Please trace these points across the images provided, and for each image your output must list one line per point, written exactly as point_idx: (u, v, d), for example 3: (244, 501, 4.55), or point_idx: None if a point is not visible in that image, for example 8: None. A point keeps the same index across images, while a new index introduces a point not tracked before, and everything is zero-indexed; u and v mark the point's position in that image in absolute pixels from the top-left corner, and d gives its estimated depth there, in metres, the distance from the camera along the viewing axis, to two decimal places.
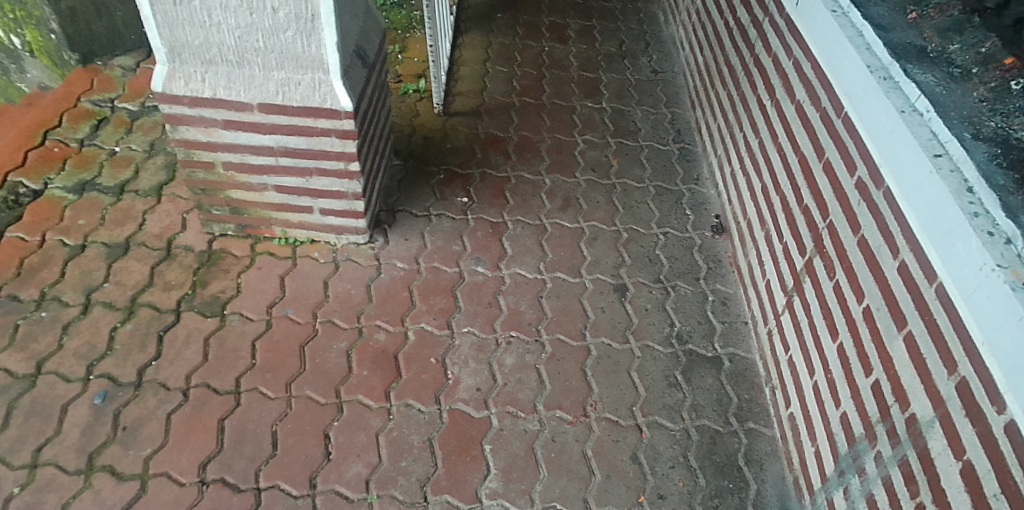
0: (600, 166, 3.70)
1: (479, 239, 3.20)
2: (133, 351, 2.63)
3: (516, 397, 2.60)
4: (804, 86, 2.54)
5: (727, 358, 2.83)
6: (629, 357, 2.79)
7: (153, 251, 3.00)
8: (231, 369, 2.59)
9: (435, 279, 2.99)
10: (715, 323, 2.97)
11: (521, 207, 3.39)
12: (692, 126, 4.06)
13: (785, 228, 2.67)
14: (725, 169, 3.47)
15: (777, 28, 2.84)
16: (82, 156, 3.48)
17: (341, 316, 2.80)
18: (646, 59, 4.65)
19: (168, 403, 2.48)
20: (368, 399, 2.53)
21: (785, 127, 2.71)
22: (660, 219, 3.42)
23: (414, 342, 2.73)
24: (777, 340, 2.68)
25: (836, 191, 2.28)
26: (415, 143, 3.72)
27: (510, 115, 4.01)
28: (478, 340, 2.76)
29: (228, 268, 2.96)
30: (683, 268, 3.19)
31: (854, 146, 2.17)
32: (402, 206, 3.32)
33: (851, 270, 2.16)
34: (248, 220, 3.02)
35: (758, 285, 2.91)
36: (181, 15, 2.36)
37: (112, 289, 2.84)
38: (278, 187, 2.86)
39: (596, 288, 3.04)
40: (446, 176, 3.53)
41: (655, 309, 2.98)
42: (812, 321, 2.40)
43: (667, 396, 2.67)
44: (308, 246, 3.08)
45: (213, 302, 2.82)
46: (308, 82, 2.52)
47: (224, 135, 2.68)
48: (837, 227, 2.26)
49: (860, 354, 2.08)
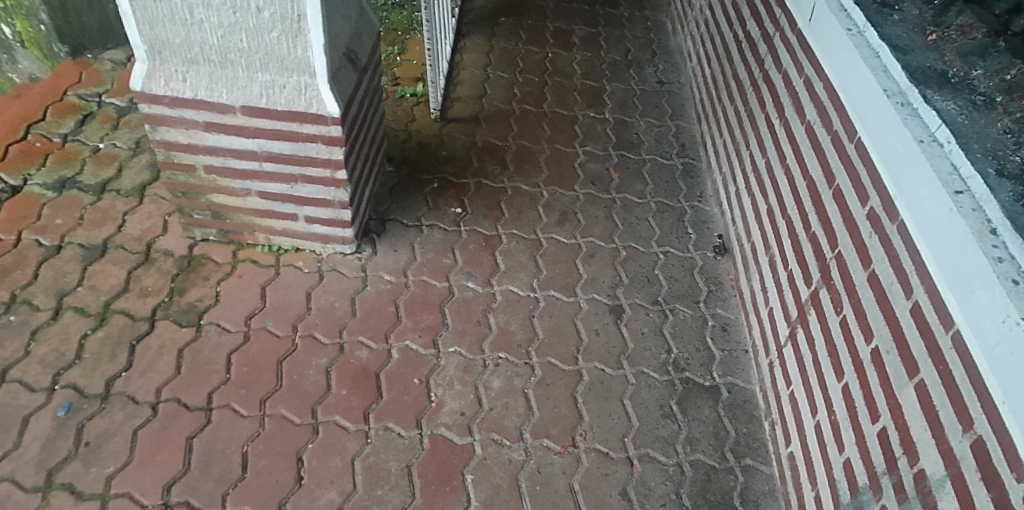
0: (601, 180, 3.58)
1: (470, 253, 3.08)
2: (102, 361, 2.50)
3: (501, 423, 2.47)
4: (815, 106, 2.41)
5: (726, 389, 2.71)
6: (622, 384, 2.66)
7: (131, 254, 2.88)
8: (204, 384, 2.47)
9: (423, 294, 2.86)
10: (715, 351, 2.85)
11: (516, 220, 3.27)
12: (697, 140, 3.94)
13: (790, 255, 2.54)
14: (730, 188, 3.34)
15: (788, 44, 2.69)
16: (65, 152, 3.36)
17: (322, 330, 2.68)
18: (652, 69, 4.52)
19: (136, 418, 2.35)
20: (345, 421, 2.41)
21: (793, 149, 2.59)
22: (660, 238, 3.30)
23: (398, 361, 2.61)
24: (779, 373, 2.55)
25: (846, 220, 2.15)
26: (410, 149, 3.60)
27: (509, 122, 3.89)
28: (464, 361, 2.64)
29: (207, 275, 2.84)
30: (683, 291, 3.07)
31: (868, 175, 2.03)
32: (393, 215, 3.20)
33: (860, 307, 2.03)
34: (230, 226, 2.90)
35: (761, 312, 2.78)
36: (161, 12, 2.25)
37: (86, 293, 2.72)
38: (262, 193, 2.74)
39: (591, 309, 2.91)
40: (440, 184, 3.41)
41: (651, 333, 2.86)
42: (817, 357, 2.27)
43: (661, 427, 2.54)
44: (293, 254, 2.95)
45: (190, 311, 2.69)
46: (293, 85, 2.39)
47: (206, 137, 2.56)
48: (846, 259, 2.13)
49: (866, 398, 1.96)
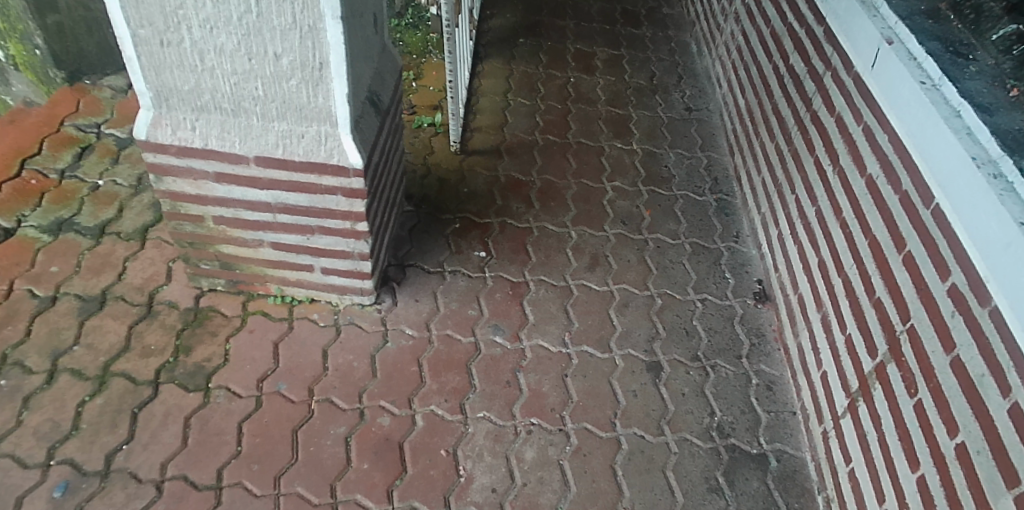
0: (631, 218, 3.39)
1: (497, 302, 2.89)
2: (101, 432, 2.33)
3: (535, 501, 2.28)
4: (879, 160, 2.28)
5: (774, 457, 2.51)
6: (664, 453, 2.46)
7: (132, 307, 2.70)
8: (214, 458, 2.29)
9: (448, 350, 2.68)
10: (760, 413, 2.63)
11: (544, 265, 3.08)
12: (730, 174, 3.74)
13: (849, 318, 2.35)
14: (771, 230, 3.14)
15: (844, 89, 2.57)
16: (62, 190, 3.17)
17: (340, 394, 2.49)
18: (679, 95, 4.33)
19: (138, 500, 2.18)
20: (367, 500, 2.23)
21: (852, 203, 2.44)
22: (696, 284, 3.09)
23: (422, 429, 2.42)
24: (836, 446, 2.35)
25: (919, 292, 1.98)
26: (429, 186, 3.41)
27: (532, 155, 3.70)
28: (494, 428, 2.45)
29: (215, 331, 2.66)
30: (723, 344, 2.85)
31: (948, 246, 1.87)
32: (413, 260, 3.01)
33: (940, 392, 1.84)
34: (240, 276, 2.72)
35: (812, 374, 2.57)
36: (170, 58, 2.09)
37: (83, 353, 2.54)
38: (276, 244, 2.56)
39: (628, 366, 2.71)
40: (462, 224, 3.23)
41: (692, 394, 2.65)
42: (884, 438, 2.07)
43: (707, 504, 2.34)
44: (307, 306, 2.77)
45: (197, 373, 2.51)
46: (312, 135, 2.24)
47: (216, 188, 2.39)
48: (921, 336, 1.94)
49: (950, 499, 1.76)
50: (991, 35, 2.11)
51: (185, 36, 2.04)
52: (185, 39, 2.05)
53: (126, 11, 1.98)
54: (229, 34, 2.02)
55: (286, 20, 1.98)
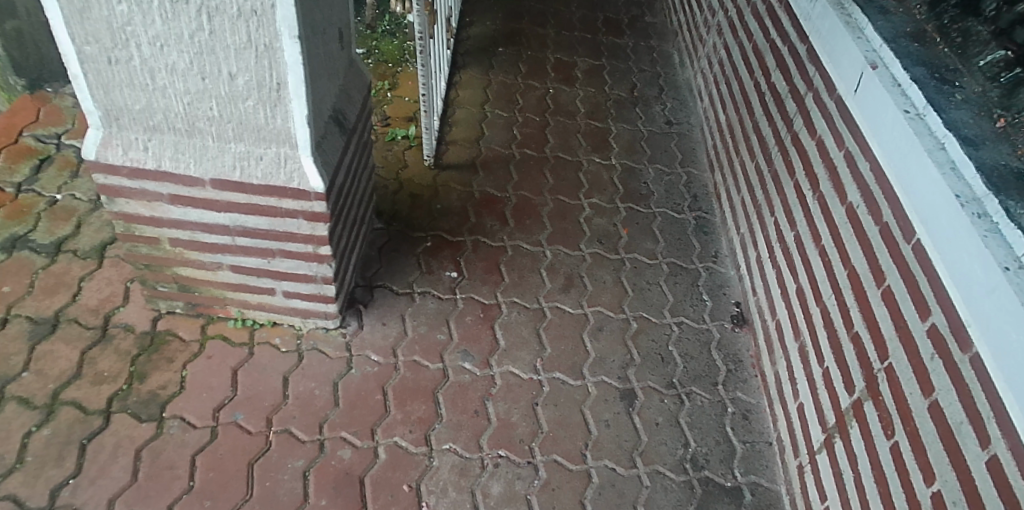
0: (608, 237, 3.31)
1: (467, 326, 2.80)
2: (47, 465, 2.21)
3: None
4: (860, 188, 2.22)
5: (749, 490, 2.42)
6: (636, 487, 2.37)
7: (86, 330, 2.58)
8: (165, 493, 2.19)
9: (414, 378, 2.59)
10: (735, 444, 2.55)
11: (517, 286, 3.00)
12: (710, 192, 3.67)
13: (827, 350, 2.29)
14: (750, 252, 3.07)
15: (825, 111, 2.51)
16: (17, 204, 3.04)
17: (300, 425, 2.40)
18: (660, 107, 4.26)
19: None
20: None
21: (831, 231, 2.38)
22: (673, 306, 3.02)
23: (385, 462, 2.33)
24: (811, 483, 2.27)
25: (898, 329, 1.92)
26: (400, 202, 3.31)
27: (508, 170, 3.61)
28: (460, 461, 2.37)
29: (172, 356, 2.54)
30: (699, 371, 2.77)
31: (929, 284, 1.81)
32: (381, 281, 2.92)
33: (917, 437, 1.78)
34: (199, 299, 2.61)
35: (788, 404, 2.50)
36: (119, 76, 1.98)
37: (32, 380, 2.42)
38: (235, 267, 2.45)
39: (600, 395, 2.63)
40: (434, 243, 3.14)
41: (667, 424, 2.57)
42: (860, 478, 2.00)
43: None
44: (269, 330, 2.67)
45: (151, 402, 2.40)
46: (271, 157, 2.13)
47: (171, 210, 2.28)
48: (899, 376, 1.88)
49: None
50: (977, 61, 2.06)
51: (134, 53, 1.93)
52: (134, 57, 1.94)
53: (70, 26, 1.87)
54: (180, 52, 1.92)
55: (241, 38, 1.88)
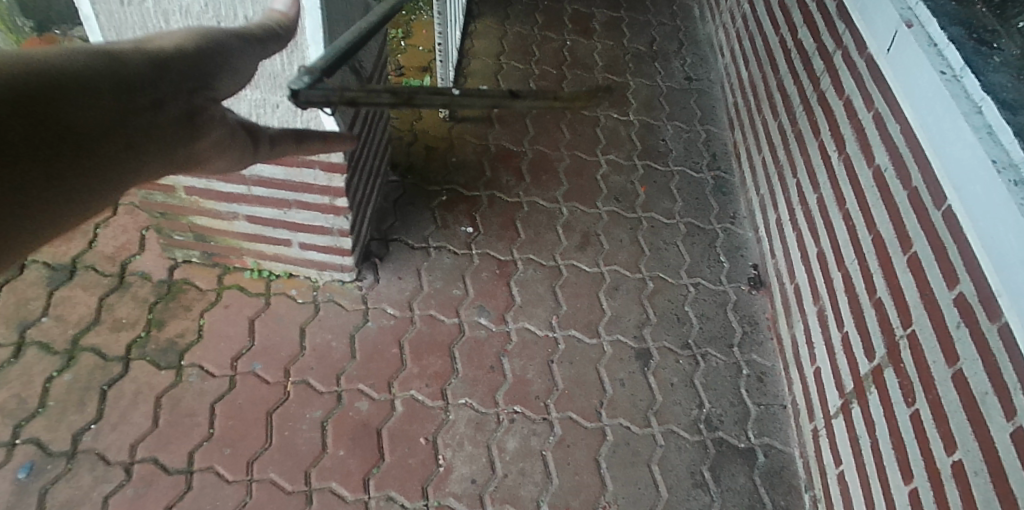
0: (625, 195, 3.27)
1: (483, 282, 2.79)
2: (69, 410, 2.24)
3: (516, 493, 2.23)
4: (889, 151, 2.16)
5: (762, 452, 2.43)
6: (650, 445, 2.39)
7: (103, 278, 2.59)
8: (185, 440, 2.21)
9: (431, 333, 2.59)
10: (750, 406, 2.56)
11: (533, 243, 2.98)
12: (729, 151, 3.60)
13: (847, 315, 2.28)
14: (770, 214, 3.03)
15: (855, 70, 2.43)
16: None
17: (318, 376, 2.41)
18: (679, 63, 4.14)
19: (105, 484, 2.10)
20: (343, 489, 2.17)
21: (856, 195, 2.33)
22: (690, 267, 2.99)
23: (402, 415, 2.35)
24: (826, 446, 2.28)
25: (923, 296, 1.89)
26: (415, 155, 3.27)
27: (524, 124, 3.54)
28: (476, 416, 2.39)
29: (189, 305, 2.55)
30: (715, 332, 2.77)
31: (958, 252, 1.78)
32: (396, 234, 2.90)
33: (939, 405, 1.77)
34: (215, 249, 2.60)
35: (805, 368, 2.50)
36: (131, 18, 1.92)
37: (52, 326, 2.44)
38: (251, 217, 2.43)
39: (616, 354, 2.63)
40: (450, 197, 3.10)
41: (681, 384, 2.58)
42: (877, 444, 2.01)
43: (691, 500, 2.27)
44: (285, 281, 2.66)
45: (169, 350, 2.41)
46: (287, 105, 2.09)
47: None
48: (922, 344, 1.87)
49: None
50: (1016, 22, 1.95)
51: None
52: None
53: None
54: None
55: None
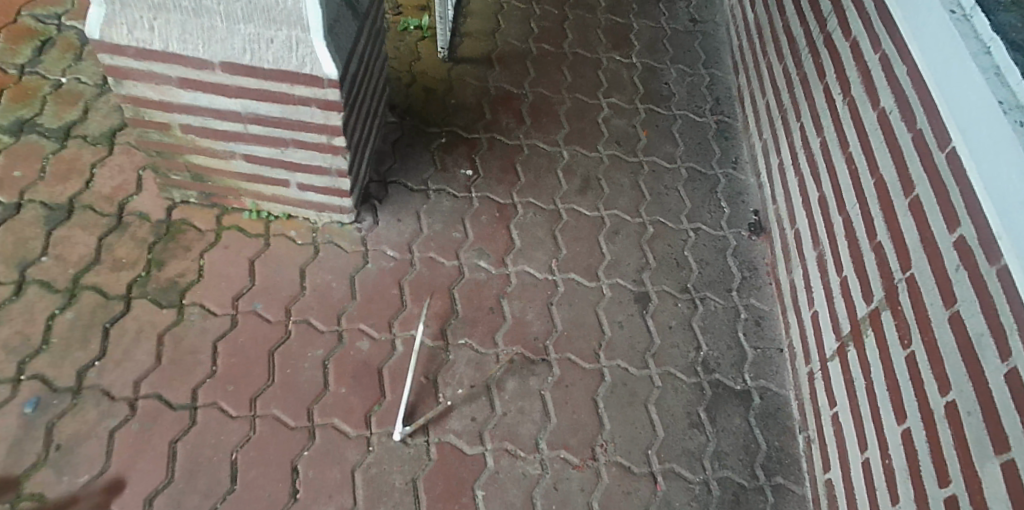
0: (626, 139, 3.23)
1: (483, 225, 2.78)
2: (72, 347, 2.26)
3: (515, 431, 2.27)
4: (894, 92, 2.13)
5: (758, 394, 2.47)
6: (647, 386, 2.42)
7: (101, 218, 2.58)
8: (189, 377, 2.24)
9: (431, 275, 2.60)
10: (747, 349, 2.58)
11: (533, 186, 2.96)
12: (733, 95, 3.54)
13: (846, 260, 2.28)
14: (772, 159, 3.00)
15: (863, 10, 2.37)
16: (22, 87, 2.95)
17: (318, 316, 2.43)
18: (684, 4, 4.03)
19: (111, 419, 2.13)
20: (345, 425, 2.21)
21: (860, 138, 2.30)
22: (690, 212, 2.98)
23: (402, 355, 2.38)
24: (821, 388, 2.32)
25: (924, 240, 1.89)
26: (414, 96, 3.21)
27: (525, 66, 3.47)
28: (476, 356, 2.42)
29: (188, 245, 2.54)
30: (714, 277, 2.78)
31: (961, 195, 1.76)
32: (395, 177, 2.87)
33: (934, 347, 1.78)
34: (213, 189, 2.58)
35: (803, 312, 2.52)
36: None
37: (52, 265, 2.44)
38: (248, 156, 2.40)
39: (615, 297, 2.65)
40: (449, 139, 3.06)
41: (679, 327, 2.60)
42: (871, 385, 2.04)
43: (687, 439, 2.32)
44: (284, 223, 2.65)
45: (170, 289, 2.42)
46: (282, 40, 2.01)
47: (181, 95, 2.20)
48: (920, 287, 1.87)
49: (935, 456, 1.72)
50: None
51: None
52: None
53: None
54: None
55: None
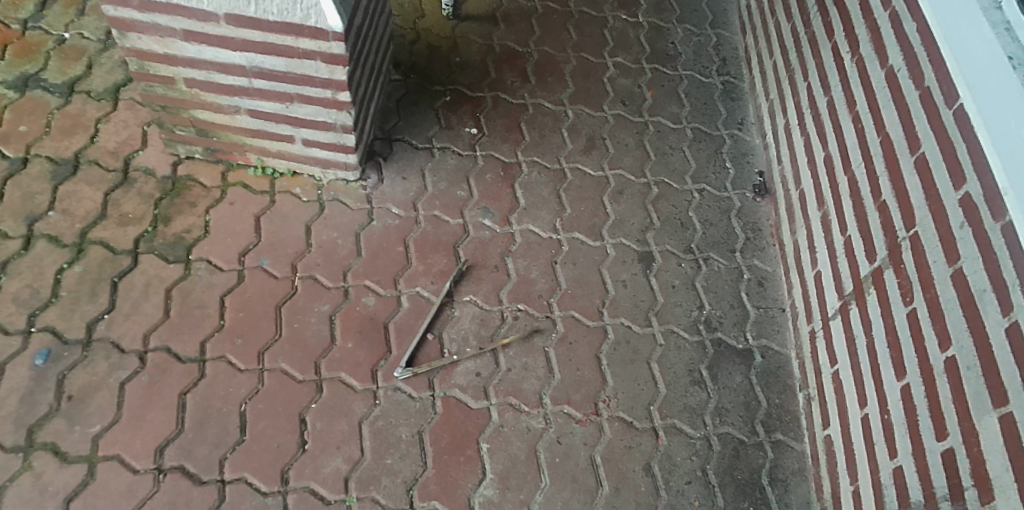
0: (632, 98, 3.20)
1: (487, 184, 2.78)
2: (82, 300, 2.28)
3: (519, 386, 2.30)
4: (904, 50, 2.10)
5: (759, 353, 2.49)
6: (649, 345, 2.45)
7: (107, 173, 2.58)
8: (197, 330, 2.27)
9: (435, 232, 2.61)
10: (749, 309, 2.60)
11: (538, 146, 2.94)
12: (740, 55, 3.49)
13: (851, 219, 2.28)
14: (778, 120, 2.97)
15: None
16: (25, 42, 2.92)
17: (324, 272, 2.44)
18: None
19: (122, 371, 2.16)
20: (351, 379, 2.24)
21: (868, 96, 2.28)
22: (695, 173, 2.97)
23: (407, 311, 2.40)
24: (822, 347, 2.34)
25: (929, 198, 1.89)
26: (418, 53, 3.17)
27: (530, 24, 3.42)
28: (481, 313, 2.44)
29: (194, 201, 2.55)
30: (717, 238, 2.78)
31: (967, 151, 1.76)
32: (400, 135, 2.86)
33: (936, 304, 1.79)
34: (218, 145, 2.57)
35: (805, 272, 2.53)
36: None
37: (59, 219, 2.45)
38: (253, 112, 2.39)
39: (619, 256, 2.66)
40: (453, 97, 3.04)
41: (682, 287, 2.61)
42: (872, 343, 2.05)
43: (689, 396, 2.35)
44: (289, 180, 2.65)
45: (177, 245, 2.43)
46: None
47: (185, 48, 2.17)
48: (924, 245, 1.88)
49: (933, 411, 1.74)
50: None
51: None
52: None
53: None
54: None
55: None
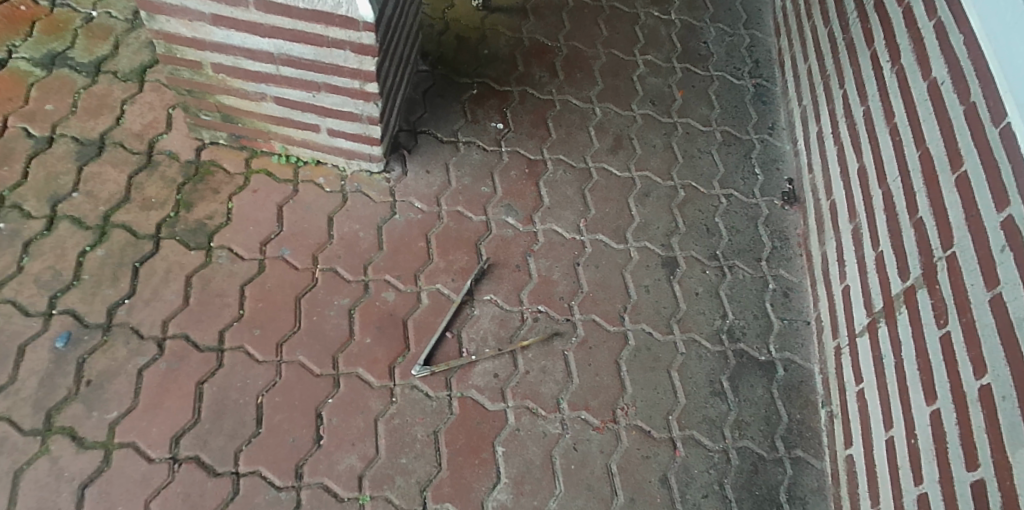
0: (661, 98, 3.13)
1: (512, 181, 2.74)
2: (103, 284, 2.28)
3: (538, 390, 2.28)
4: (949, 62, 2.02)
5: (782, 366, 2.45)
6: (670, 352, 2.41)
7: (131, 155, 2.57)
8: (216, 319, 2.26)
9: (457, 228, 2.58)
10: (773, 320, 2.55)
11: (564, 143, 2.90)
12: (773, 58, 3.41)
13: (884, 234, 2.22)
14: (811, 128, 2.90)
15: None
16: (53, 19, 2.91)
17: (345, 264, 2.42)
18: None
19: (140, 357, 2.16)
20: (369, 375, 2.22)
21: (906, 107, 2.20)
22: (723, 177, 2.91)
23: (427, 307, 2.38)
24: (847, 364, 2.29)
25: (969, 217, 1.83)
26: (446, 44, 3.13)
27: (560, 18, 3.36)
28: (500, 313, 2.41)
29: (217, 187, 2.53)
30: (743, 246, 2.72)
31: (1013, 172, 1.70)
32: (425, 127, 2.82)
33: (972, 329, 1.74)
34: (242, 131, 2.55)
35: (833, 285, 2.47)
36: None
37: (82, 201, 2.44)
38: (279, 99, 2.36)
39: (642, 260, 2.61)
40: (480, 91, 2.99)
41: (706, 294, 2.57)
42: (901, 363, 2.00)
43: (708, 407, 2.31)
44: (312, 169, 2.63)
45: (199, 231, 2.42)
46: None
47: (214, 32, 2.15)
48: (962, 266, 1.82)
49: (965, 438, 1.69)
50: None
51: None
52: None
53: None
54: None
55: None
